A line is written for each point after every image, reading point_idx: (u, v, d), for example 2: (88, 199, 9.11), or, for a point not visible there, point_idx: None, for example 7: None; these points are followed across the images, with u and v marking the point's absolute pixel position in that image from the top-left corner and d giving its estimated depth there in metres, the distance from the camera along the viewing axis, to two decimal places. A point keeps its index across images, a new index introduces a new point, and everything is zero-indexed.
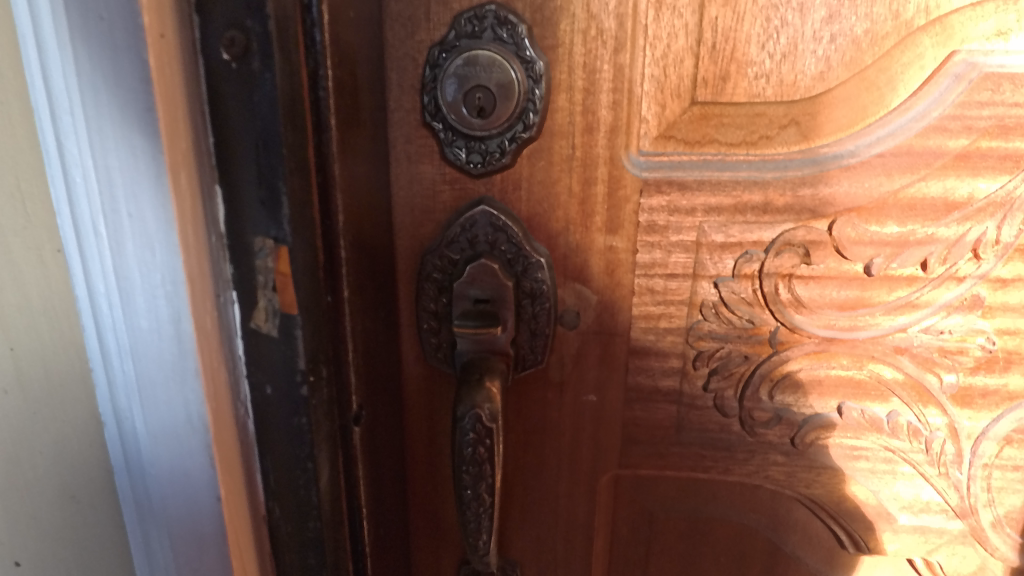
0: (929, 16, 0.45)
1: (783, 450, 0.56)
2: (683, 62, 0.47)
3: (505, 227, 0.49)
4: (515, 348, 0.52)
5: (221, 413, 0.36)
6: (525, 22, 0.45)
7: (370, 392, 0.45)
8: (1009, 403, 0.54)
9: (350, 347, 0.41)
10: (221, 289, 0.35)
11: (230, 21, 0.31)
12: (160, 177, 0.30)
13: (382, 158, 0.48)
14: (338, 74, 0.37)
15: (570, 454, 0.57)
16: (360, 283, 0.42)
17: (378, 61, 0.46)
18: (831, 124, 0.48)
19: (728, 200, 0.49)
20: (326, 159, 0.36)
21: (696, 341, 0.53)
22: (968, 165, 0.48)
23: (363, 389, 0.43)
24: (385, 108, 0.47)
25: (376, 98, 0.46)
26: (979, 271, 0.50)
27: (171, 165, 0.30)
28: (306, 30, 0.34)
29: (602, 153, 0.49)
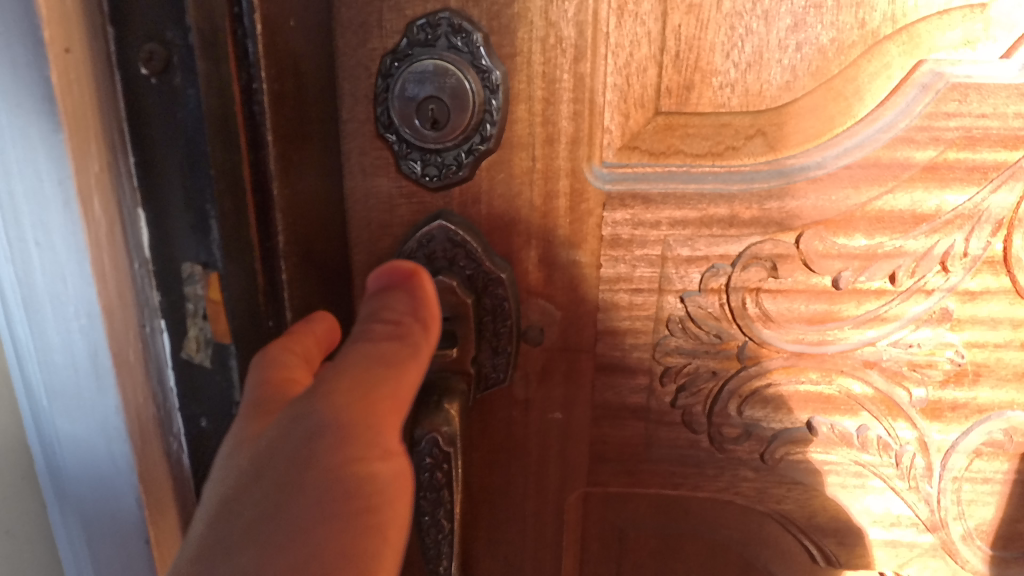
0: (896, 25, 0.44)
1: (752, 466, 0.55)
2: (646, 72, 0.45)
3: (464, 242, 0.47)
4: (477, 366, 0.50)
5: (150, 452, 0.36)
6: (482, 29, 0.44)
7: None
8: (979, 416, 0.53)
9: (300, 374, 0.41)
10: (148, 319, 0.36)
11: (150, 34, 0.31)
12: (69, 203, 0.31)
13: (334, 170, 0.46)
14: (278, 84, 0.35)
15: (537, 473, 0.56)
16: (308, 305, 0.40)
17: (328, 70, 0.44)
18: (798, 134, 0.47)
19: (693, 213, 0.48)
20: (263, 177, 0.34)
21: (663, 357, 0.51)
22: (935, 177, 0.47)
23: None
24: (337, 119, 0.45)
25: (327, 109, 0.44)
26: (947, 284, 0.49)
27: (81, 189, 0.31)
28: (238, 42, 0.31)
29: (564, 165, 0.47)
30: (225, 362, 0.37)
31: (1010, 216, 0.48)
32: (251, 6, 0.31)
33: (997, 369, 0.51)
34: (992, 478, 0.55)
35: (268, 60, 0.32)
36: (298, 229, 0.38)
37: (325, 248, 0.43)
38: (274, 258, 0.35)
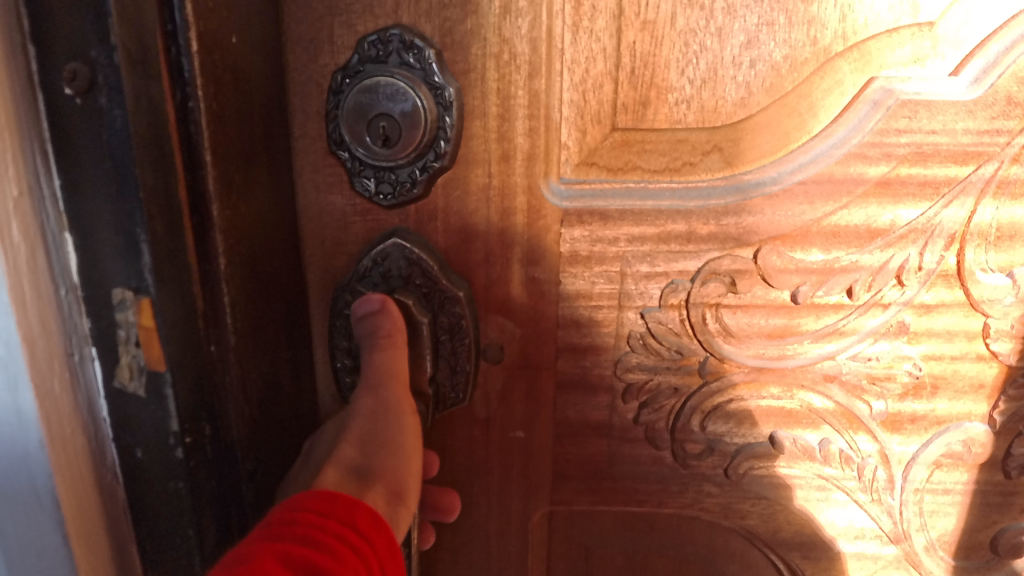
0: (847, 42, 0.44)
1: (716, 482, 0.55)
2: (602, 88, 0.45)
3: (419, 260, 0.46)
4: (435, 386, 0.49)
5: (80, 484, 0.35)
6: (435, 46, 0.43)
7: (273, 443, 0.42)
8: (938, 427, 0.53)
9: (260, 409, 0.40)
10: (77, 346, 0.35)
11: (73, 54, 0.30)
12: None
13: (285, 187, 0.45)
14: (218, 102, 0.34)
15: (500, 493, 0.55)
16: (255, 327, 0.39)
17: (278, 85, 0.43)
18: (754, 150, 0.47)
19: (651, 229, 0.48)
20: (201, 197, 0.34)
21: (625, 373, 0.51)
22: (888, 193, 0.47)
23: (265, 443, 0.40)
24: (288, 135, 0.45)
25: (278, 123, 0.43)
26: (903, 297, 0.50)
27: None
28: (172, 60, 0.31)
29: (520, 182, 0.47)
30: (162, 392, 0.35)
31: (962, 230, 0.48)
32: (186, 26, 0.31)
33: (954, 381, 0.52)
34: (952, 488, 0.55)
35: (204, 78, 0.32)
36: (241, 249, 0.37)
37: (273, 266, 0.41)
38: (212, 280, 0.35)
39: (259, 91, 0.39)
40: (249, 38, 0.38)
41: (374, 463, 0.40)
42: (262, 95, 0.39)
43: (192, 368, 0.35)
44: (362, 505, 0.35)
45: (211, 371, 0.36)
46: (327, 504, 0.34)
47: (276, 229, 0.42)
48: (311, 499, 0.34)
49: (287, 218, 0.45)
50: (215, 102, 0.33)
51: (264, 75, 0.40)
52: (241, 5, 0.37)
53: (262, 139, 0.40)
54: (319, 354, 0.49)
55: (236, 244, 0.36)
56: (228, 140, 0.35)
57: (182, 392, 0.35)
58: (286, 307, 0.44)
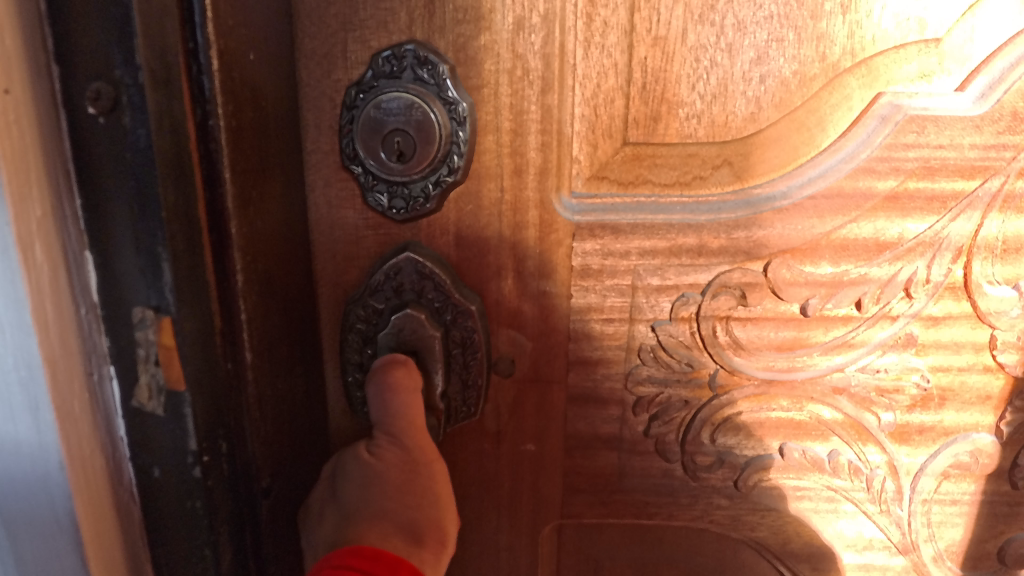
0: (855, 58, 0.45)
1: (726, 494, 0.55)
2: (613, 103, 0.46)
3: (432, 274, 0.46)
4: (446, 400, 0.49)
5: (98, 504, 0.35)
6: (448, 61, 0.43)
7: (285, 461, 0.41)
8: (946, 438, 0.53)
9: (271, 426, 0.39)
10: (96, 366, 0.34)
11: (95, 73, 0.30)
12: (8, 251, 0.29)
13: (298, 201, 0.45)
14: (236, 120, 0.34)
15: (510, 506, 0.55)
16: (270, 343, 0.39)
17: (291, 100, 0.43)
18: (764, 164, 0.47)
19: (662, 242, 0.48)
20: (220, 216, 0.34)
21: (635, 386, 0.51)
22: (897, 207, 0.48)
23: (277, 459, 0.40)
24: (300, 149, 0.44)
25: (293, 138, 0.43)
26: (911, 310, 0.50)
27: (21, 237, 0.29)
28: (193, 78, 0.31)
29: (532, 196, 0.47)
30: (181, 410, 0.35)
31: (969, 243, 0.49)
32: (207, 45, 0.31)
33: (961, 393, 0.52)
34: (960, 499, 0.56)
35: (224, 96, 0.32)
36: (256, 266, 0.37)
37: (286, 281, 0.41)
38: (230, 297, 0.35)
39: (274, 107, 0.39)
40: (265, 55, 0.38)
41: (415, 514, 0.40)
42: (278, 111, 0.40)
43: (210, 386, 0.35)
44: (402, 563, 0.36)
45: (226, 388, 0.36)
46: (368, 562, 0.35)
47: (290, 245, 0.42)
48: (353, 557, 0.35)
49: (299, 233, 0.45)
50: (233, 120, 0.33)
51: (279, 91, 0.40)
52: (259, 22, 0.37)
53: (277, 155, 0.40)
54: (328, 369, 0.49)
55: (250, 261, 0.36)
56: (244, 157, 0.35)
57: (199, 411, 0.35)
58: (298, 321, 0.44)
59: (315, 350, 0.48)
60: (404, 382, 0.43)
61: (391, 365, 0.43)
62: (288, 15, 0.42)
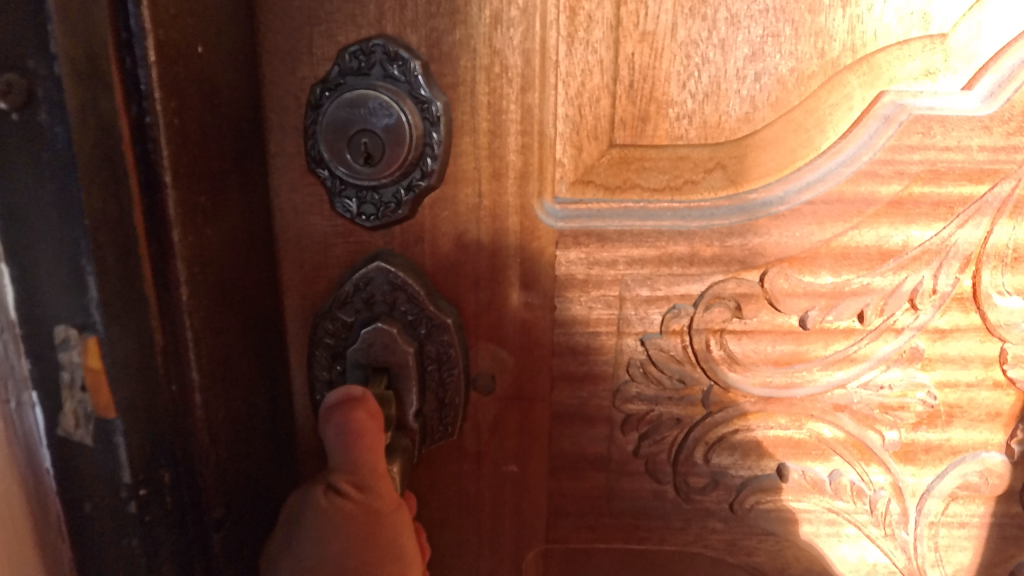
0: (856, 55, 0.42)
1: (721, 517, 0.51)
2: (599, 102, 0.43)
3: (405, 285, 0.43)
4: (422, 420, 0.46)
5: (10, 542, 0.33)
6: (421, 57, 0.40)
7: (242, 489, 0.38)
8: (954, 458, 0.50)
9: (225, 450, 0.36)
10: (13, 393, 0.32)
11: (8, 63, 0.27)
12: None
13: (262, 208, 0.42)
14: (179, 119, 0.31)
15: (491, 531, 0.51)
16: (225, 360, 0.36)
17: (253, 98, 0.40)
18: (759, 168, 0.44)
19: (651, 251, 0.45)
20: (159, 222, 0.31)
21: (624, 404, 0.48)
22: (901, 213, 0.45)
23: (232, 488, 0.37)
24: (264, 152, 0.42)
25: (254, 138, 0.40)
26: (917, 322, 0.47)
27: None
28: (126, 72, 0.29)
29: (513, 201, 0.44)
30: (113, 439, 0.32)
31: (978, 252, 0.46)
32: (142, 33, 0.28)
33: (969, 410, 0.49)
34: (968, 522, 0.52)
35: (164, 90, 0.30)
36: (207, 277, 0.34)
37: (244, 293, 0.38)
38: (173, 312, 0.32)
39: (231, 105, 0.36)
40: (219, 49, 0.35)
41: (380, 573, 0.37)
42: (235, 110, 0.37)
43: (149, 409, 0.32)
44: None
45: (169, 410, 0.33)
46: None
47: (249, 255, 0.39)
48: None
49: (263, 241, 0.42)
50: (174, 117, 0.31)
51: (236, 88, 0.37)
52: (211, 13, 0.34)
53: (235, 157, 0.37)
54: (295, 387, 0.46)
55: (199, 272, 0.33)
56: (191, 158, 0.32)
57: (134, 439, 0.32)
58: (260, 336, 0.41)
59: (282, 367, 0.45)
60: (367, 426, 0.39)
61: (351, 406, 0.39)
62: (251, 8, 0.39)
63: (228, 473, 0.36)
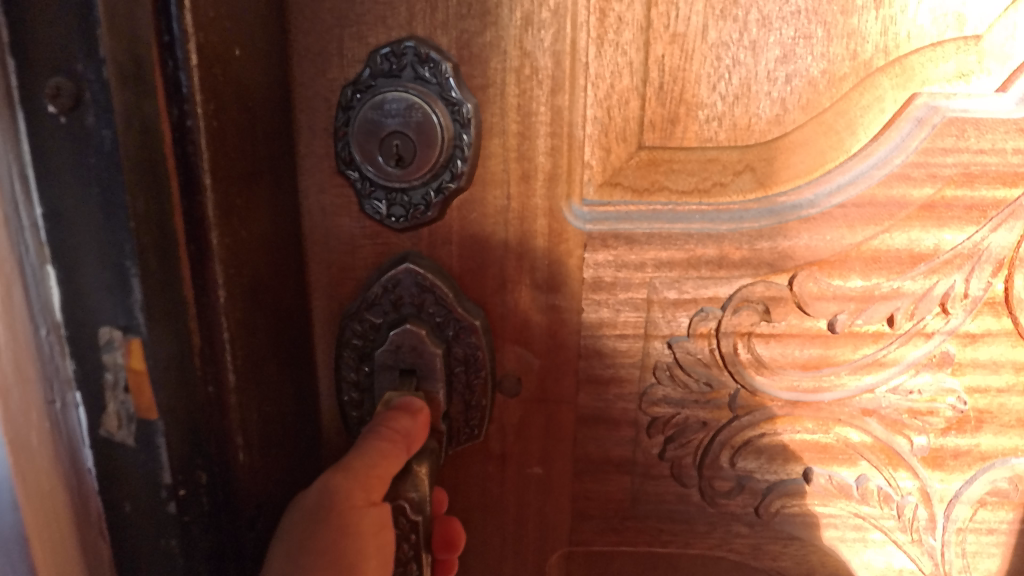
0: (888, 57, 0.42)
1: (746, 521, 0.51)
2: (628, 104, 0.43)
3: (433, 286, 0.43)
4: (448, 421, 0.46)
5: (62, 545, 0.32)
6: (451, 59, 0.40)
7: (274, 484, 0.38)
8: (983, 463, 0.50)
9: (257, 449, 0.36)
10: (58, 394, 0.33)
11: (54, 66, 0.28)
12: None
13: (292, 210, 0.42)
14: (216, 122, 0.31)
15: (516, 533, 0.51)
16: (257, 362, 0.36)
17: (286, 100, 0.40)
18: (789, 170, 0.44)
19: (680, 254, 0.45)
20: (198, 224, 0.31)
21: (649, 407, 0.48)
22: (933, 216, 0.44)
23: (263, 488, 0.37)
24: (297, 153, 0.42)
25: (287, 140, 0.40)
26: (947, 326, 0.47)
27: None
28: (167, 74, 0.29)
29: (541, 203, 0.44)
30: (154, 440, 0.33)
31: (1011, 256, 0.45)
32: (184, 36, 0.28)
33: (1000, 416, 0.49)
34: (997, 528, 0.52)
35: (203, 94, 0.30)
36: (242, 278, 0.34)
37: (275, 296, 0.39)
38: (210, 314, 0.32)
39: (266, 106, 0.37)
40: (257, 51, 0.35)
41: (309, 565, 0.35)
42: (270, 112, 0.37)
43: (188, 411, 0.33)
44: None
45: (207, 413, 0.34)
46: None
47: (280, 257, 0.39)
48: None
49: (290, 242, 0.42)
50: (214, 120, 0.31)
51: (272, 90, 0.37)
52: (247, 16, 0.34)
53: (269, 158, 0.37)
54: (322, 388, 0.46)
55: (235, 274, 0.33)
56: (227, 159, 0.32)
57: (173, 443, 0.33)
58: (289, 337, 0.41)
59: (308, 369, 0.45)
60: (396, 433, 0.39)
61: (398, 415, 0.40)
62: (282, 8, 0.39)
63: (262, 476, 0.37)
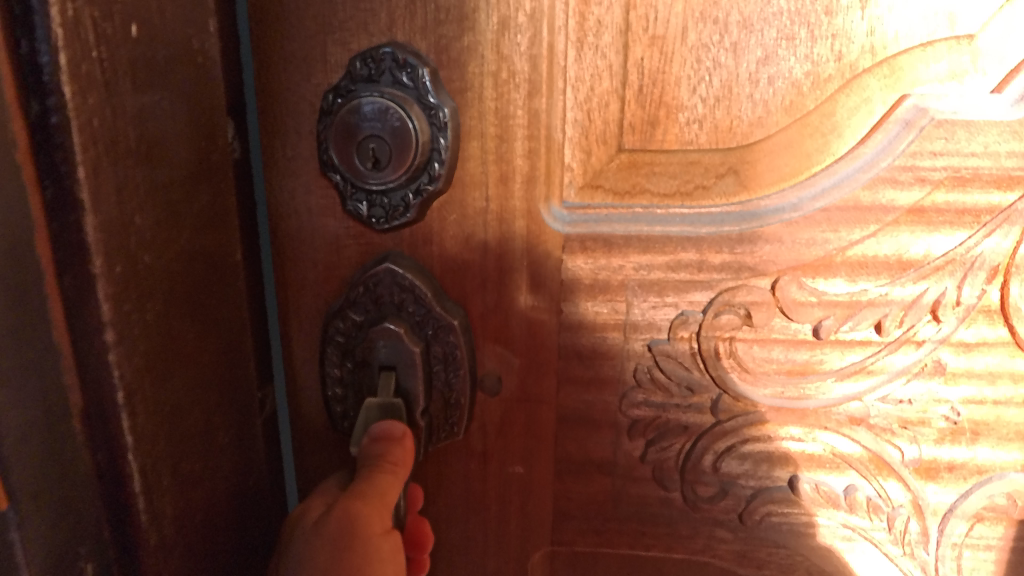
0: (875, 58, 0.41)
1: (730, 527, 0.51)
2: (608, 106, 0.43)
3: (412, 286, 0.44)
4: (428, 418, 0.47)
5: None
6: (429, 64, 0.41)
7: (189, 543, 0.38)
8: (980, 477, 0.48)
9: (164, 510, 0.36)
10: None
11: None
12: None
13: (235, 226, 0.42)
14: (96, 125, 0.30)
15: (498, 530, 0.52)
16: (172, 409, 0.36)
17: (217, 92, 0.40)
18: (772, 173, 0.43)
19: (659, 256, 0.45)
20: (78, 238, 0.30)
21: (630, 409, 0.48)
22: (922, 220, 0.43)
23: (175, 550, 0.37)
24: (239, 161, 0.43)
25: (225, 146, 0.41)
26: (939, 334, 0.46)
27: None
28: (24, 58, 0.27)
29: (519, 205, 0.44)
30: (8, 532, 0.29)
31: (1007, 263, 0.44)
32: (43, 8, 0.27)
33: (997, 428, 0.47)
34: (994, 545, 0.50)
35: (72, 80, 0.28)
36: (146, 319, 0.34)
37: (198, 342, 0.39)
38: (95, 368, 0.32)
39: (173, 130, 0.36)
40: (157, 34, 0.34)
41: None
42: (180, 113, 0.36)
43: (68, 480, 0.32)
44: None
45: (99, 482, 0.33)
46: None
47: (204, 303, 0.39)
48: None
49: (226, 280, 0.42)
50: (93, 117, 0.30)
51: (181, 84, 0.36)
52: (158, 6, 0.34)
53: (182, 186, 0.37)
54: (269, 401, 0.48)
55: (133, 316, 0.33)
56: (116, 170, 0.31)
57: (32, 535, 0.30)
58: (216, 382, 0.41)
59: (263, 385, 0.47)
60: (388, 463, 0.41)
61: (388, 445, 0.42)
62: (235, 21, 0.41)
63: (172, 535, 0.37)
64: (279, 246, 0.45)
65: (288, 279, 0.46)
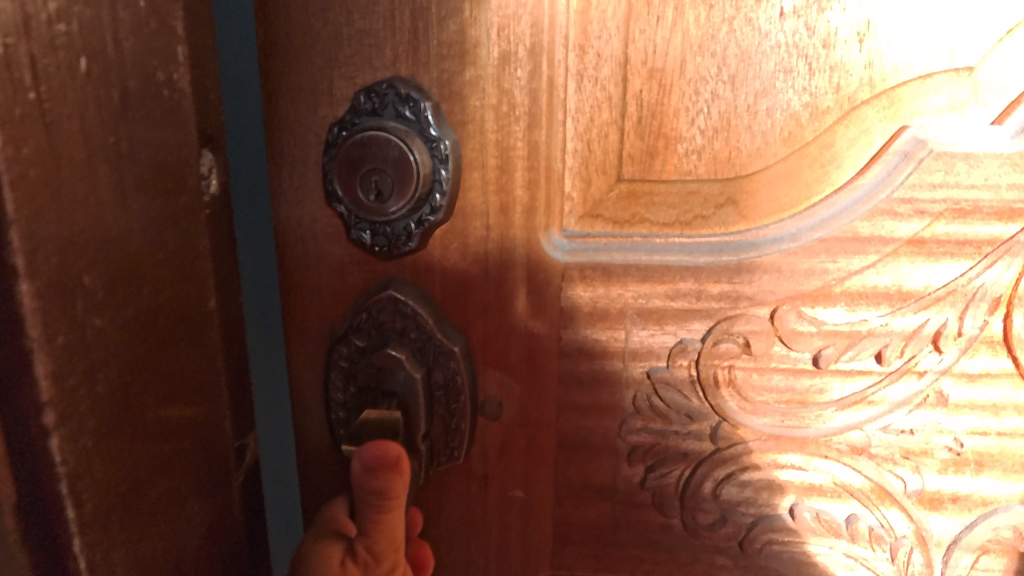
0: (874, 90, 0.41)
1: (730, 555, 0.51)
2: (607, 137, 0.44)
3: (414, 313, 0.45)
4: (429, 443, 0.47)
5: None
6: (432, 97, 0.42)
7: None
8: (984, 509, 0.48)
9: None
10: None
11: None
12: None
13: (208, 269, 0.40)
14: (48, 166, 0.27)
15: (497, 553, 0.52)
16: (134, 485, 0.33)
17: (189, 127, 0.37)
18: (770, 203, 0.44)
19: (658, 285, 0.45)
20: (11, 306, 0.26)
21: (629, 436, 0.48)
22: (922, 252, 0.43)
23: None
24: (214, 198, 0.41)
25: (197, 185, 0.38)
26: (941, 364, 0.45)
27: None
28: None
29: (520, 234, 0.45)
30: None
31: (1009, 294, 0.44)
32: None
33: (1002, 460, 0.47)
34: None
35: None
36: (96, 391, 0.30)
37: (168, 409, 0.36)
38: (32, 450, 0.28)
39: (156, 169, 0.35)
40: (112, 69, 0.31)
41: None
42: (141, 155, 0.33)
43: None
44: None
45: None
46: None
47: (166, 360, 0.35)
48: None
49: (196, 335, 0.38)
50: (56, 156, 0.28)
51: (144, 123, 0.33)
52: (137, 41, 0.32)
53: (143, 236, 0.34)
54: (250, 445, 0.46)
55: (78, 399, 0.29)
56: (58, 222, 0.28)
57: None
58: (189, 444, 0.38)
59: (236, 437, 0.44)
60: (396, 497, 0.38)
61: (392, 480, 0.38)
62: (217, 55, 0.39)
63: None
64: (285, 272, 0.47)
65: (294, 305, 0.47)
